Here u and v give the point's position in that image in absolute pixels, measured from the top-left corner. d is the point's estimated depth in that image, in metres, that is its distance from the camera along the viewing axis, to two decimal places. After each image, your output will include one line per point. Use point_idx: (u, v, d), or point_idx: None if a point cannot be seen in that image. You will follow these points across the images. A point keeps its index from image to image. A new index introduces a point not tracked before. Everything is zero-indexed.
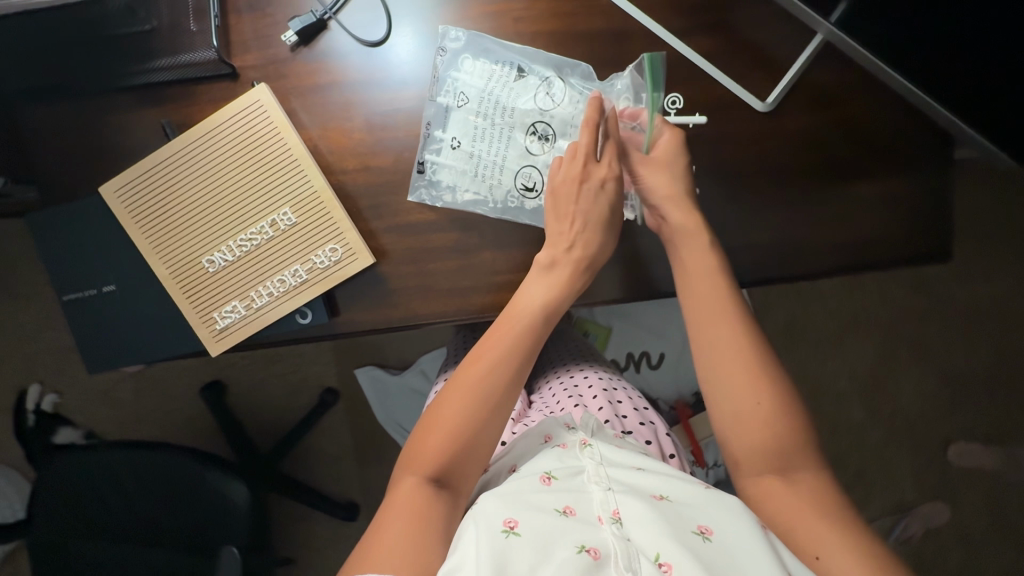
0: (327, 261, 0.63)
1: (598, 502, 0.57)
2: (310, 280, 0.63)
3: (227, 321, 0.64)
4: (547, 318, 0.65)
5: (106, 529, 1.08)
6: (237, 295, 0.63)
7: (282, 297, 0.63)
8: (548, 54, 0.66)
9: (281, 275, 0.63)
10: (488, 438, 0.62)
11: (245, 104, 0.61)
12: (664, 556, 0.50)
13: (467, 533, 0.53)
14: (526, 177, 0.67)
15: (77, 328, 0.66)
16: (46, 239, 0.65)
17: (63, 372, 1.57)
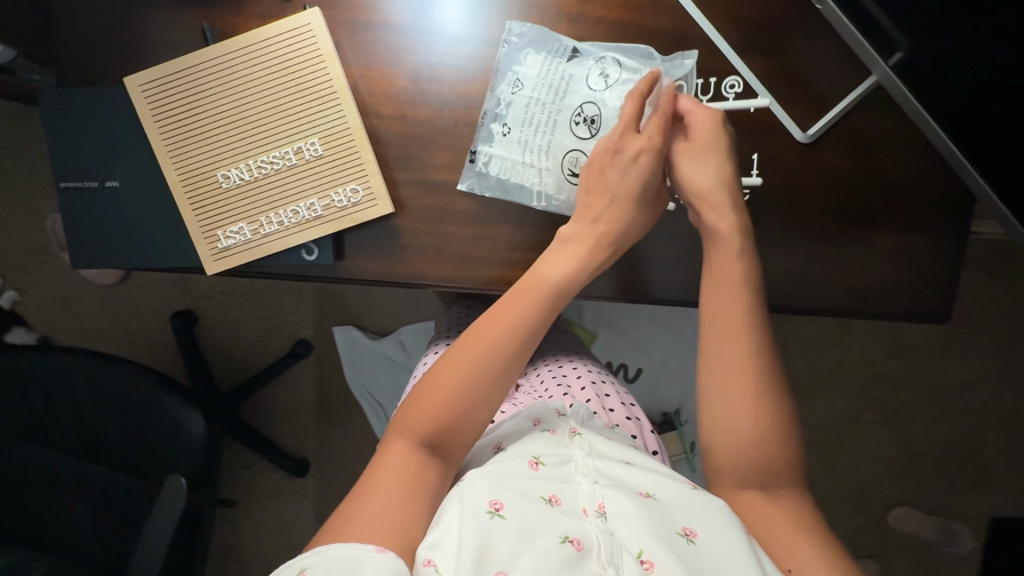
0: (345, 201, 0.62)
1: (584, 493, 0.57)
2: (325, 217, 0.62)
3: (229, 242, 0.62)
4: (559, 295, 0.63)
5: (51, 437, 1.05)
6: (246, 218, 0.62)
7: (293, 228, 0.62)
8: (604, 41, 0.65)
9: (295, 205, 0.61)
10: (482, 412, 0.62)
11: (294, 24, 0.59)
12: (646, 553, 0.51)
13: (453, 507, 0.54)
14: (574, 158, 0.65)
15: (72, 218, 0.64)
16: (56, 121, 0.62)
17: (28, 271, 1.50)
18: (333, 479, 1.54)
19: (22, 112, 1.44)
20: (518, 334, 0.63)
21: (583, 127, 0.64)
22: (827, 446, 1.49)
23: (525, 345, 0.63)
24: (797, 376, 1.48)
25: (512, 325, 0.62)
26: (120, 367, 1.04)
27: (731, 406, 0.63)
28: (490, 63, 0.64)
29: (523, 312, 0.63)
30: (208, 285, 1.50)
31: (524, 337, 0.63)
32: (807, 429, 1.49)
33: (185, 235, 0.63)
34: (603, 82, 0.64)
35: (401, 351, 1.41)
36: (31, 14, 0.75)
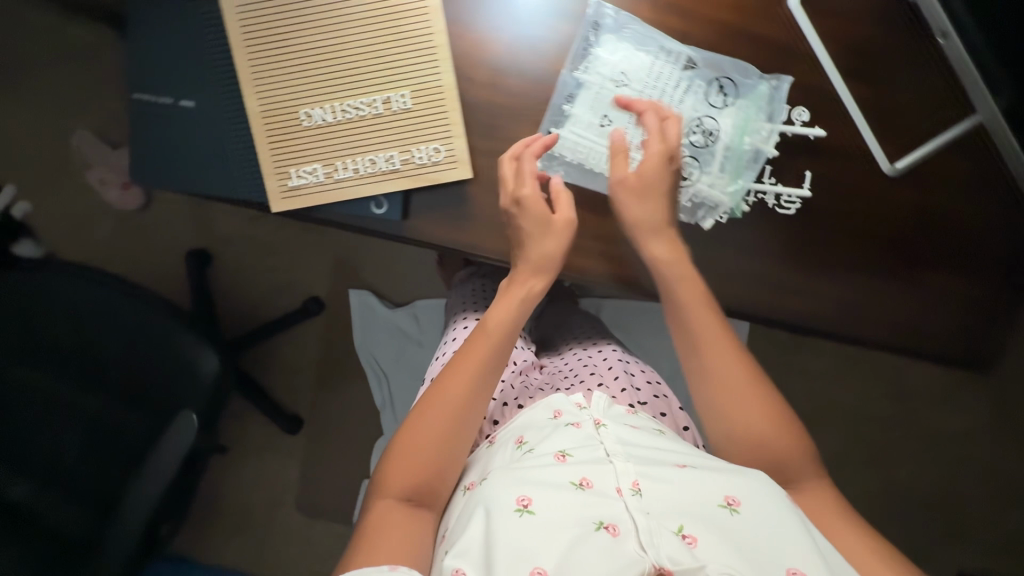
0: (425, 159, 0.60)
1: (617, 475, 0.58)
2: (401, 172, 0.60)
3: (300, 181, 0.60)
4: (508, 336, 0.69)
5: (48, 357, 1.01)
6: (322, 160, 0.60)
7: (368, 177, 0.60)
8: (716, 56, 0.62)
9: (374, 155, 0.60)
10: (454, 454, 0.64)
11: None
12: (686, 529, 0.52)
13: (478, 514, 0.56)
14: (685, 166, 0.64)
15: (139, 131, 0.62)
16: (141, 30, 0.61)
17: (43, 185, 1.45)
18: (325, 441, 1.53)
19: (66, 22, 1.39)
20: (477, 382, 0.66)
21: (700, 138, 0.64)
22: None
23: (485, 388, 0.66)
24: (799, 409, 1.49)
25: (469, 372, 0.66)
26: (139, 297, 1.02)
27: (765, 430, 0.62)
28: (570, 42, 0.62)
29: (481, 359, 0.67)
30: (227, 228, 1.46)
31: (482, 383, 0.66)
32: None
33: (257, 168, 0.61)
34: (723, 98, 0.63)
35: (414, 325, 1.38)
36: None
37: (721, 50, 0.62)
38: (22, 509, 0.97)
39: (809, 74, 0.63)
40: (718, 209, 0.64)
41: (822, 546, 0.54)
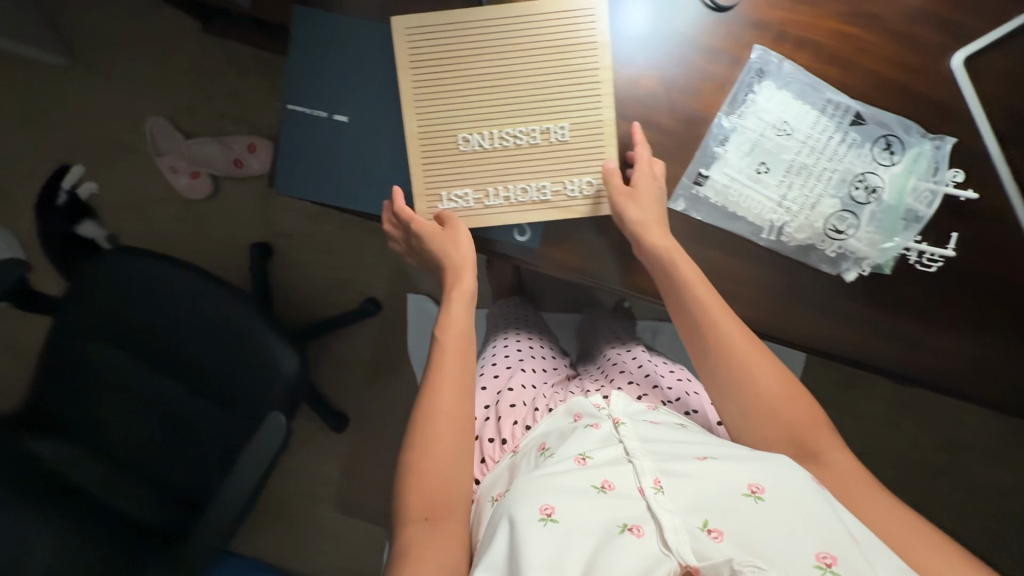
0: (576, 191, 0.61)
1: (637, 474, 0.58)
2: (550, 202, 0.61)
3: (450, 205, 0.62)
4: (464, 335, 0.72)
5: (135, 344, 1.02)
6: (474, 185, 0.61)
7: (516, 205, 0.61)
8: (885, 113, 0.58)
9: (526, 184, 0.61)
10: (456, 460, 0.65)
11: (578, 6, 0.58)
12: (711, 523, 0.51)
13: (504, 522, 0.55)
14: (841, 221, 0.59)
15: (294, 142, 0.63)
16: (307, 42, 0.62)
17: (112, 167, 1.45)
18: (368, 443, 1.52)
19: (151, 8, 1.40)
20: (458, 386, 0.69)
21: (863, 195, 0.57)
22: None
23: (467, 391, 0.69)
24: None
25: (454, 380, 0.69)
26: (226, 290, 1.02)
27: (795, 418, 0.61)
28: (727, 85, 0.61)
29: (461, 368, 0.70)
30: (290, 223, 1.45)
31: (466, 390, 0.69)
32: None
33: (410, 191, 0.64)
34: (891, 156, 0.57)
35: None
36: None
37: (882, 103, 0.60)
38: (107, 483, 1.02)
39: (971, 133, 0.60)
40: (862, 261, 0.61)
41: (853, 524, 0.52)
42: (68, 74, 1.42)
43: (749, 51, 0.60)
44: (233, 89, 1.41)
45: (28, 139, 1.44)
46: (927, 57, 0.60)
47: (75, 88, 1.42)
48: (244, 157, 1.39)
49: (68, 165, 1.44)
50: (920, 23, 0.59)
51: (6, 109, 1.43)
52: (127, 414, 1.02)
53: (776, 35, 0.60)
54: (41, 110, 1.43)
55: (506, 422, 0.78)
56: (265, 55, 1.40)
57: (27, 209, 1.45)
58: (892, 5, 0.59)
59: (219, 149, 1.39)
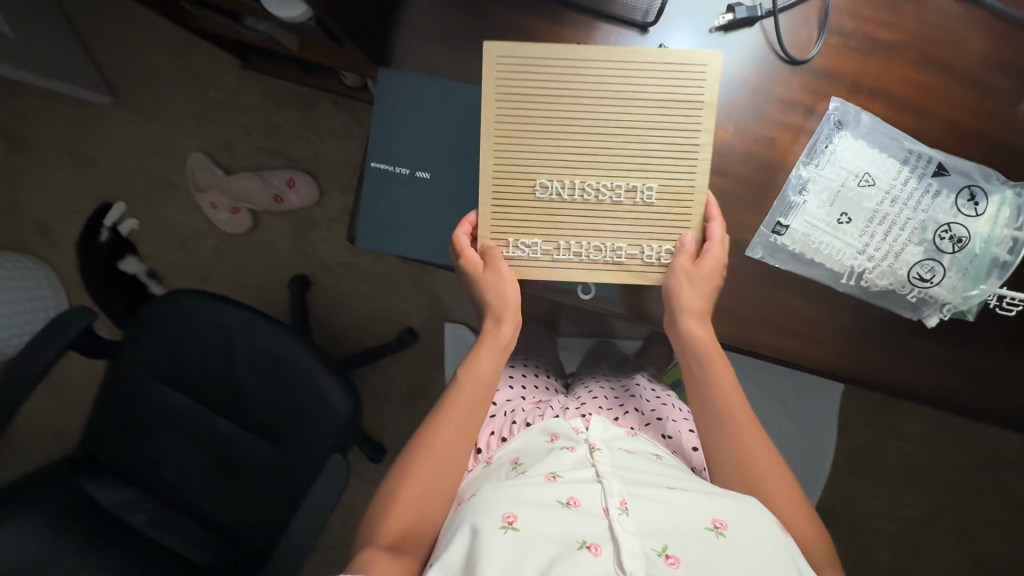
0: (654, 258, 0.62)
1: (604, 495, 0.58)
2: (623, 261, 0.62)
3: (515, 253, 0.63)
4: (485, 385, 0.68)
5: (188, 384, 1.03)
6: (542, 235, 0.62)
7: (584, 263, 0.62)
8: (969, 163, 0.59)
9: (600, 242, 0.61)
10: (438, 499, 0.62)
11: (690, 61, 0.58)
12: (670, 549, 0.51)
13: (465, 526, 0.55)
14: (926, 269, 0.59)
15: (375, 196, 0.66)
16: (389, 102, 0.64)
17: (151, 203, 1.47)
18: None
19: (191, 46, 1.41)
20: (466, 423, 0.66)
21: (947, 244, 0.59)
22: (901, 544, 1.48)
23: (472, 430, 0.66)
24: (888, 468, 1.46)
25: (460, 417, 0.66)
26: (279, 331, 1.02)
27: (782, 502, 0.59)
28: (805, 134, 0.61)
29: (472, 407, 0.67)
30: (328, 254, 1.46)
31: (468, 431, 0.66)
32: (884, 521, 1.48)
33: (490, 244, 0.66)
34: (975, 206, 0.58)
35: None
36: None
37: (958, 151, 0.60)
38: (163, 524, 1.02)
39: None
40: (944, 307, 0.60)
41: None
42: (110, 113, 1.45)
43: (827, 102, 0.61)
44: (271, 124, 1.43)
45: (71, 176, 1.47)
46: (1002, 105, 0.59)
47: (117, 126, 1.45)
48: (283, 192, 1.41)
49: (108, 203, 1.47)
50: (996, 71, 0.59)
51: (49, 148, 1.46)
52: (183, 453, 1.03)
53: (850, 85, 0.60)
54: (84, 148, 1.46)
55: (483, 432, 0.79)
56: (301, 89, 1.41)
57: (69, 244, 1.48)
58: (968, 54, 0.59)
59: (259, 184, 1.41)
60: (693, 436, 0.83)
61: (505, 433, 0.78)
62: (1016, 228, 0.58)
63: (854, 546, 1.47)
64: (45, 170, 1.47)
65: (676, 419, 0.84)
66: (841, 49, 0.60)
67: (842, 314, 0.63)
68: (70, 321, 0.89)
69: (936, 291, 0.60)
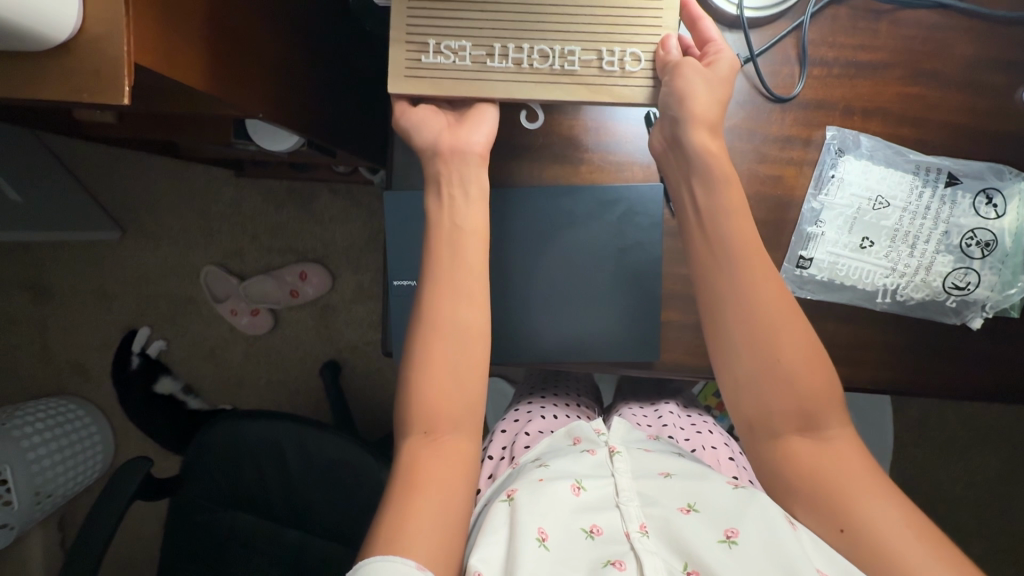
0: (613, 63, 0.55)
1: (626, 516, 0.56)
2: (577, 73, 0.55)
3: (436, 58, 0.55)
4: (474, 238, 0.59)
5: (252, 504, 1.06)
6: (472, 38, 0.55)
7: (527, 73, 0.55)
8: (980, 164, 0.60)
9: (547, 47, 0.54)
10: (454, 381, 0.57)
11: None
12: (691, 565, 0.51)
13: (500, 529, 0.55)
14: (960, 276, 0.59)
15: (401, 314, 0.68)
16: (399, 221, 0.67)
17: (176, 321, 1.51)
18: None
19: (184, 167, 1.46)
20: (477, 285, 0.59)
21: (975, 249, 0.59)
22: (982, 506, 1.44)
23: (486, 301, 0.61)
24: (952, 433, 1.43)
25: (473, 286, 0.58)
26: (329, 437, 1.02)
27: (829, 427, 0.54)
28: (810, 167, 0.61)
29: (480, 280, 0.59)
30: (353, 335, 1.48)
31: (470, 296, 0.58)
32: (960, 487, 1.44)
33: (529, 325, 0.65)
34: (994, 207, 0.59)
35: None
36: (317, 95, 0.75)
37: (965, 151, 0.60)
38: None
39: None
40: (985, 306, 0.60)
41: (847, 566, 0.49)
42: (121, 245, 1.49)
43: (824, 132, 0.61)
44: (273, 222, 1.46)
45: (96, 312, 1.51)
46: (997, 97, 0.60)
47: (129, 256, 1.50)
48: (298, 286, 1.44)
49: (135, 329, 1.51)
50: (985, 69, 0.60)
51: (71, 291, 1.51)
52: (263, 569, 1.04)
53: (843, 110, 0.61)
54: (103, 284, 1.51)
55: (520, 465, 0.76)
56: (297, 185, 1.45)
57: (105, 377, 1.51)
58: (953, 59, 0.60)
59: (274, 283, 1.45)
60: (731, 463, 0.82)
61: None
62: None
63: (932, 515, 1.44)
64: (70, 312, 1.51)
65: (712, 446, 0.84)
66: (827, 79, 0.61)
67: (888, 334, 0.62)
68: (129, 474, 0.91)
69: (976, 296, 0.60)
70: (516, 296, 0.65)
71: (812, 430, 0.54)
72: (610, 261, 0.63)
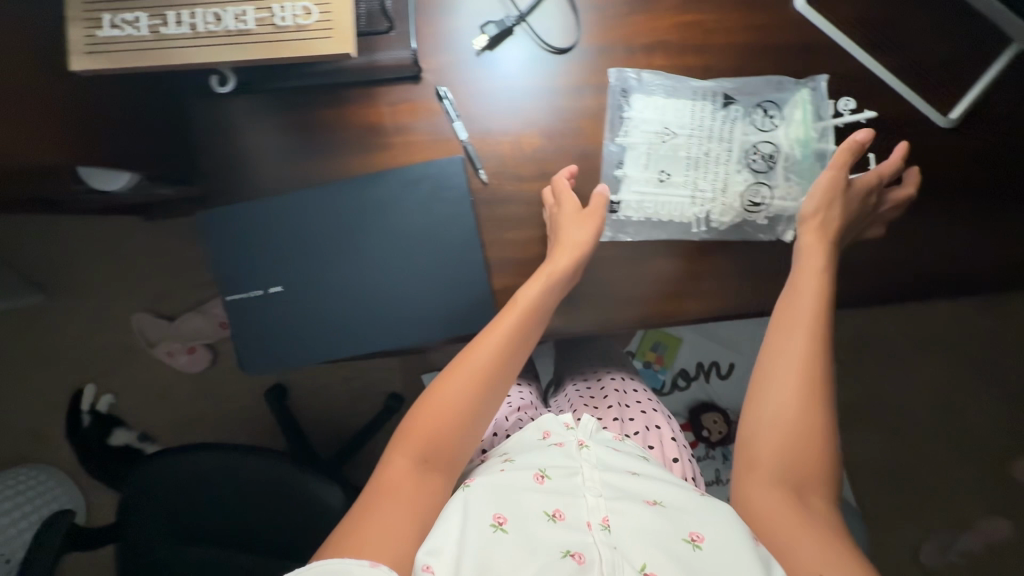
0: (285, 19, 0.50)
1: (589, 507, 0.55)
2: (255, 33, 0.50)
3: (115, 31, 0.50)
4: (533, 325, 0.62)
5: (197, 537, 1.05)
6: (149, 8, 0.50)
7: (203, 39, 0.50)
8: (754, 80, 0.61)
9: (219, 10, 0.50)
10: (470, 433, 0.61)
11: None
12: (649, 566, 0.49)
13: (455, 513, 0.54)
14: (755, 193, 0.61)
15: (243, 328, 0.66)
16: (218, 236, 0.65)
17: (120, 373, 1.52)
18: None
19: (96, 222, 1.48)
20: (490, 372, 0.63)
21: (761, 163, 0.61)
22: (936, 413, 1.41)
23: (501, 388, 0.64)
24: (893, 345, 1.40)
25: (475, 373, 0.62)
26: (254, 455, 1.03)
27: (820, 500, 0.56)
28: (600, 109, 0.63)
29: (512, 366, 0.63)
30: None
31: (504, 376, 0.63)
32: (912, 396, 1.41)
33: (372, 315, 0.66)
34: (771, 120, 0.61)
35: None
36: None
37: (749, 68, 0.61)
38: None
39: (837, 63, 0.61)
40: (794, 218, 0.62)
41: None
42: (50, 309, 1.51)
43: (609, 75, 0.62)
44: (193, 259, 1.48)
45: (42, 379, 1.53)
46: (769, 11, 0.61)
47: (61, 318, 1.51)
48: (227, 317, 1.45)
49: (81, 389, 1.52)
50: None
51: (13, 361, 1.52)
52: None
53: (625, 50, 0.62)
54: (43, 349, 1.52)
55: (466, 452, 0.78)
56: None
57: (62, 439, 1.53)
58: None
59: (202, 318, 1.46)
60: (677, 443, 0.84)
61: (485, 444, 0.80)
62: (819, 122, 0.61)
63: (893, 435, 1.40)
64: (15, 382, 1.53)
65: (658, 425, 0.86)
66: (603, 23, 0.62)
67: (712, 258, 0.62)
68: (52, 529, 0.91)
69: (780, 206, 0.62)
70: (348, 289, 0.66)
71: (802, 497, 0.55)
72: (431, 241, 0.64)
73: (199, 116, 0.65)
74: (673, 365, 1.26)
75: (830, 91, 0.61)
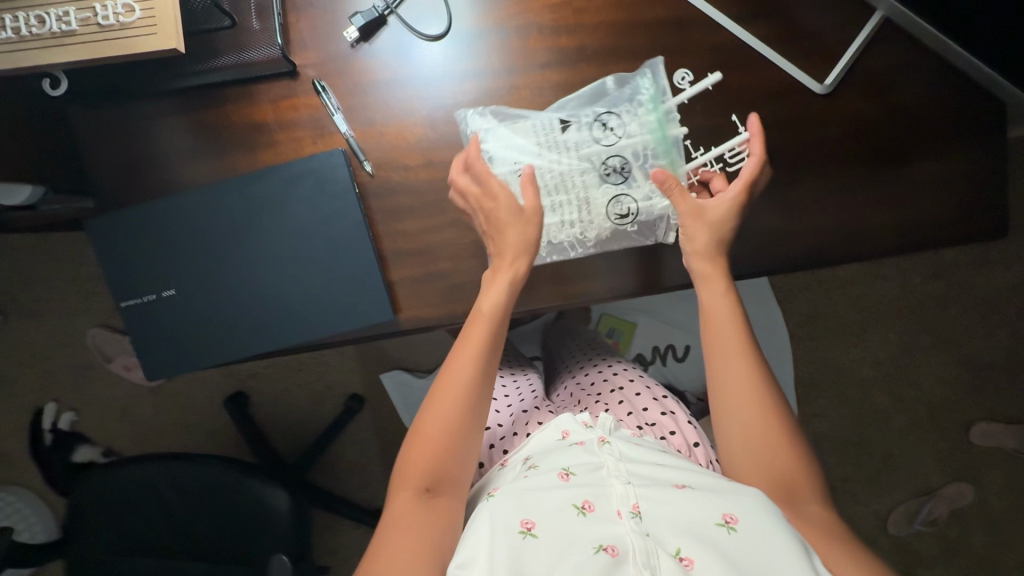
0: (108, 16, 0.51)
1: (618, 496, 0.54)
2: (81, 33, 0.51)
3: None
4: (501, 318, 0.61)
5: (141, 548, 1.05)
6: None
7: (29, 42, 0.51)
8: (579, 97, 0.63)
9: (41, 11, 0.51)
10: (468, 445, 0.58)
11: None
12: (683, 551, 0.49)
13: (484, 520, 0.52)
14: (619, 205, 0.62)
15: (138, 332, 0.66)
16: (108, 242, 0.65)
17: (79, 390, 1.52)
18: None
19: (45, 240, 1.48)
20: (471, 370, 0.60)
21: (615, 175, 0.62)
22: (894, 383, 1.41)
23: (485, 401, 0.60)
24: (846, 316, 1.40)
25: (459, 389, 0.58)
26: (196, 462, 1.04)
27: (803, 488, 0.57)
28: (480, 95, 0.64)
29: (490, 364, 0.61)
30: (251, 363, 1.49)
31: (484, 377, 0.60)
32: (869, 367, 1.41)
33: (263, 313, 0.65)
34: (609, 130, 0.62)
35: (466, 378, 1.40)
36: None
37: (623, 48, 0.63)
38: None
39: (708, 37, 0.63)
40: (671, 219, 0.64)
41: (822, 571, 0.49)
42: (5, 330, 1.51)
43: (487, 60, 0.64)
44: None
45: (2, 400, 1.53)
46: None
47: (16, 338, 1.51)
48: None
49: (41, 408, 1.51)
50: None
51: None
52: None
53: (500, 35, 0.64)
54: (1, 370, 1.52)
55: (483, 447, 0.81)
56: None
57: (25, 460, 1.52)
58: None
59: None
60: (693, 426, 0.85)
61: (507, 445, 0.81)
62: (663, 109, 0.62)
63: (852, 406, 1.40)
64: None
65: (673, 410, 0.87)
66: (476, 9, 0.64)
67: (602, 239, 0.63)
68: None
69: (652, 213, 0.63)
70: (241, 291, 0.65)
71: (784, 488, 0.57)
72: (320, 239, 0.64)
73: (84, 124, 0.65)
74: (627, 352, 1.23)
75: (701, 65, 0.63)
